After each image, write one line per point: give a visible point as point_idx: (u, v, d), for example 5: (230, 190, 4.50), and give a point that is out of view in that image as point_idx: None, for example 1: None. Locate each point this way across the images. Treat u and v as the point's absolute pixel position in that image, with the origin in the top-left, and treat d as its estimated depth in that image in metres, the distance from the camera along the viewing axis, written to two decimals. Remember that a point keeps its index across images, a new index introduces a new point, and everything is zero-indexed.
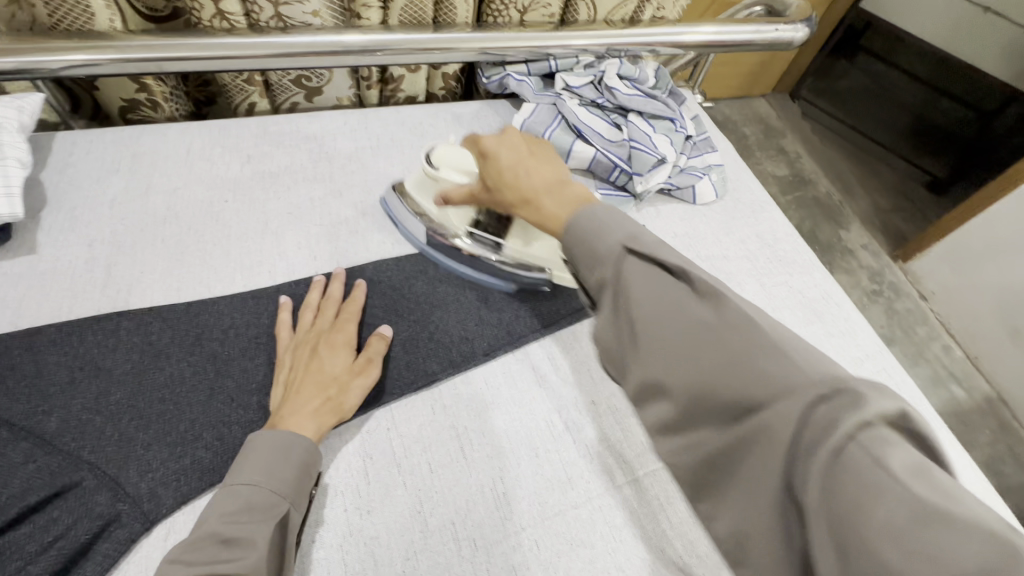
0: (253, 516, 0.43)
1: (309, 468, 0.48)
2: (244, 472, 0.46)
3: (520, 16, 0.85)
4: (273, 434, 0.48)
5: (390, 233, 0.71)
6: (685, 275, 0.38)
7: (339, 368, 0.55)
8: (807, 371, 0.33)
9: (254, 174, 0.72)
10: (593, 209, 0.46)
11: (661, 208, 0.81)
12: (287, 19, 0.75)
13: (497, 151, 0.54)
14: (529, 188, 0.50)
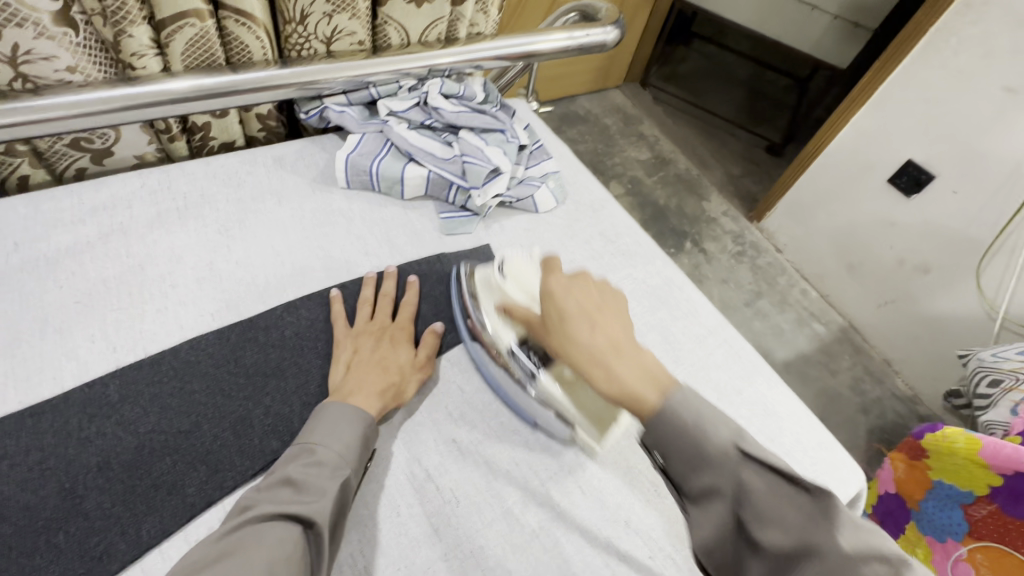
0: (320, 473, 0.48)
1: (368, 439, 0.53)
2: (315, 433, 0.51)
3: (327, 48, 0.80)
4: (350, 407, 0.53)
5: (208, 302, 0.63)
6: (680, 398, 0.42)
7: (401, 359, 0.61)
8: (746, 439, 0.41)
9: (25, 262, 0.61)
10: (608, 313, 0.51)
11: (505, 223, 0.80)
12: (36, 80, 0.64)
13: (572, 327, 0.49)
14: (587, 332, 0.49)
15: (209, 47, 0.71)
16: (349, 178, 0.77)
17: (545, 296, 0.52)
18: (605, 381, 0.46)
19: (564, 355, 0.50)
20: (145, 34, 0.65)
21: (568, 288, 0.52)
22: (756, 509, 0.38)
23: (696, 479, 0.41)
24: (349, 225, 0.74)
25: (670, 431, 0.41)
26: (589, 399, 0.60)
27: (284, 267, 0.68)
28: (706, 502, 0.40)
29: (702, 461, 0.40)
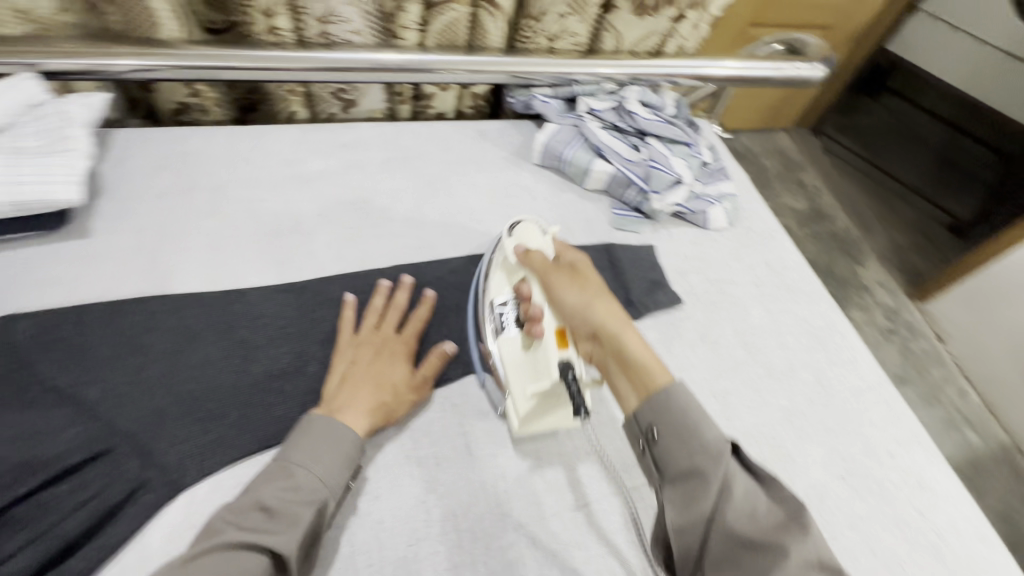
0: (296, 500, 0.46)
1: (348, 460, 0.50)
2: (295, 453, 0.49)
3: (549, 45, 0.88)
4: (342, 427, 0.51)
5: (411, 240, 0.73)
6: (679, 391, 0.48)
7: (396, 379, 0.58)
8: (681, 440, 0.45)
9: (291, 176, 0.76)
10: (592, 274, 0.60)
11: (673, 230, 0.82)
12: (331, 36, 0.80)
13: (559, 293, 0.57)
14: (576, 298, 0.56)
15: (458, 29, 0.82)
16: (543, 159, 0.85)
17: (540, 279, 0.59)
18: (585, 322, 0.55)
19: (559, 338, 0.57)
20: (418, 12, 0.79)
21: (539, 265, 0.60)
22: (672, 399, 0.47)
23: (674, 462, 0.45)
24: (533, 201, 0.82)
25: (674, 406, 0.47)
26: (539, 370, 0.56)
27: (474, 224, 0.77)
28: (670, 435, 0.46)
29: (687, 452, 0.45)
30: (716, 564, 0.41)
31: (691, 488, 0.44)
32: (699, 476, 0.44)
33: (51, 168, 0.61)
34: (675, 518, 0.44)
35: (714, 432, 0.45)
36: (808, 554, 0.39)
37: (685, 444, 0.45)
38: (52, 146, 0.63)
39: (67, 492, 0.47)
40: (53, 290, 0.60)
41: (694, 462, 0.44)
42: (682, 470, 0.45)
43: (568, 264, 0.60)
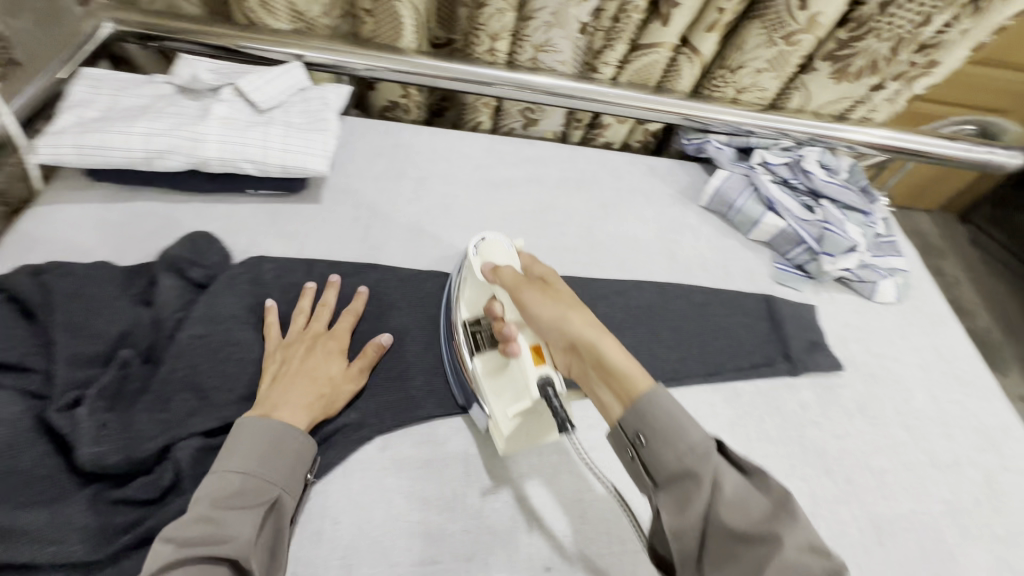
0: (243, 503, 0.46)
1: (299, 455, 0.50)
2: (232, 460, 0.47)
3: (734, 95, 0.90)
4: (276, 423, 0.50)
5: (580, 255, 0.78)
6: (662, 397, 0.45)
7: (330, 372, 0.57)
8: (672, 443, 0.44)
9: (481, 180, 0.85)
10: (566, 287, 0.55)
11: (835, 295, 0.81)
12: (539, 63, 0.88)
13: (535, 308, 0.52)
14: (550, 310, 0.51)
15: (653, 71, 0.87)
16: (710, 203, 0.87)
17: (514, 295, 0.54)
18: (557, 336, 0.51)
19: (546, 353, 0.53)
20: (622, 51, 0.84)
21: (508, 277, 0.56)
22: (654, 409, 0.45)
23: (664, 466, 0.44)
24: (696, 241, 0.84)
25: (662, 412, 0.45)
26: (513, 387, 0.54)
27: (639, 252, 0.81)
28: (658, 440, 0.44)
29: (685, 462, 0.43)
30: (714, 562, 0.41)
31: (684, 490, 0.43)
32: (691, 475, 0.43)
33: (312, 142, 0.72)
34: (669, 520, 0.43)
35: (698, 432, 0.44)
36: (798, 539, 0.39)
37: (682, 451, 0.44)
38: (314, 125, 0.74)
39: None
40: (290, 242, 0.71)
41: (683, 464, 0.43)
42: (679, 482, 0.43)
43: (545, 277, 0.57)
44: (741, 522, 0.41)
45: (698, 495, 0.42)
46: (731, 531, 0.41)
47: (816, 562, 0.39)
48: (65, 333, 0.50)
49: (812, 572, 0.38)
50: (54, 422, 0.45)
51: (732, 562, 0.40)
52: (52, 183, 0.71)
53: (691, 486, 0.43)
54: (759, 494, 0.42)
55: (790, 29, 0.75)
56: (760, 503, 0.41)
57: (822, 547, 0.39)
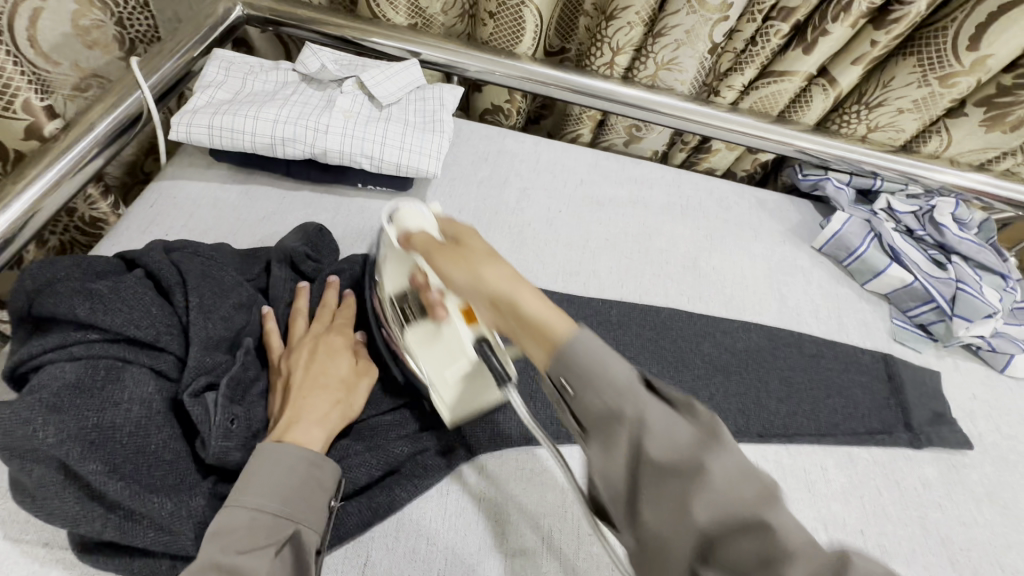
0: (256, 544, 0.40)
1: (318, 483, 0.44)
2: (243, 496, 0.41)
3: (864, 133, 0.84)
4: (293, 445, 0.44)
5: (684, 287, 0.74)
6: (572, 344, 0.36)
7: (339, 374, 0.51)
8: (597, 384, 0.34)
9: (584, 196, 0.82)
10: (465, 235, 0.48)
11: (962, 363, 0.74)
12: (657, 81, 0.85)
13: (482, 250, 0.45)
14: (462, 270, 0.44)
15: (779, 100, 0.82)
16: (826, 246, 0.81)
17: (428, 263, 0.47)
18: (506, 314, 0.41)
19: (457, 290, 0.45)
20: (750, 76, 0.80)
21: (455, 232, 0.49)
22: (585, 358, 0.35)
23: (587, 411, 0.35)
24: (807, 285, 0.79)
25: (578, 353, 0.35)
26: (448, 353, 0.48)
27: (745, 290, 0.76)
28: (586, 393, 0.35)
29: (608, 409, 0.34)
30: (658, 528, 0.32)
31: (610, 433, 0.34)
32: (614, 422, 0.34)
33: (426, 143, 0.70)
34: (649, 513, 0.32)
35: (622, 366, 0.35)
36: (728, 469, 0.30)
37: (607, 393, 0.34)
38: (430, 125, 0.73)
39: (392, 424, 0.55)
40: None
41: (604, 403, 0.34)
42: (584, 401, 0.35)
43: (462, 241, 0.48)
44: (679, 469, 0.31)
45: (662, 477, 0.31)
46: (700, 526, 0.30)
47: (749, 487, 0.30)
48: (200, 314, 0.49)
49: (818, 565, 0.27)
50: (191, 407, 0.44)
51: (661, 518, 0.32)
52: (176, 158, 0.73)
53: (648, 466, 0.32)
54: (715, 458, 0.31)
55: (950, 70, 0.69)
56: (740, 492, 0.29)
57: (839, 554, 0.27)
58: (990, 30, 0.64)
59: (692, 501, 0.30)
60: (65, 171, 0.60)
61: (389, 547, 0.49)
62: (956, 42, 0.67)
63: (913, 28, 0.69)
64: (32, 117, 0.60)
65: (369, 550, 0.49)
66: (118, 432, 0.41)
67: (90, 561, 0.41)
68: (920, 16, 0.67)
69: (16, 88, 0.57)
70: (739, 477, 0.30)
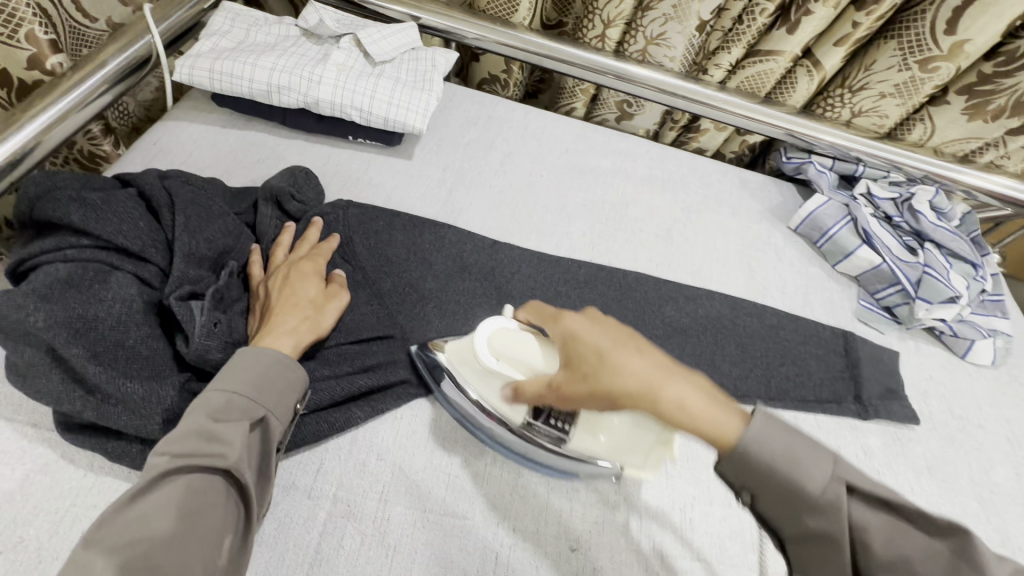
0: (232, 419, 0.44)
1: (289, 381, 0.48)
2: (223, 380, 0.45)
3: (849, 117, 0.85)
4: (260, 348, 0.48)
5: (655, 256, 0.77)
6: (752, 431, 0.38)
7: (308, 295, 0.56)
8: (780, 440, 0.38)
9: (568, 164, 0.85)
10: (580, 331, 0.43)
11: (923, 346, 0.75)
12: (648, 56, 0.86)
13: (634, 368, 0.39)
14: (582, 351, 0.42)
15: (766, 80, 0.83)
16: (801, 226, 0.83)
17: (548, 393, 0.46)
18: (619, 403, 0.40)
19: (603, 405, 0.41)
20: (737, 54, 0.81)
21: (597, 324, 0.43)
22: (751, 447, 0.37)
23: (802, 522, 0.38)
24: (778, 262, 0.80)
25: (768, 462, 0.37)
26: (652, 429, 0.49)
27: (716, 262, 0.78)
28: (762, 481, 0.38)
29: (811, 505, 0.37)
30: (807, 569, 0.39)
31: (807, 531, 0.38)
32: (817, 508, 0.37)
33: (415, 101, 0.74)
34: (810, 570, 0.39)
35: (773, 444, 0.38)
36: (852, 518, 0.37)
37: (774, 446, 0.38)
38: (420, 84, 0.76)
39: (359, 352, 0.59)
40: (377, 191, 0.74)
41: (801, 508, 0.38)
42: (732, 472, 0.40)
43: (563, 326, 0.45)
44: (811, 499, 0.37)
45: (804, 514, 0.38)
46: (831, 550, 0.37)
47: (876, 526, 0.36)
48: (185, 232, 0.53)
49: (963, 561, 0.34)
50: (176, 308, 0.48)
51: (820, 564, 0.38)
52: (181, 103, 0.78)
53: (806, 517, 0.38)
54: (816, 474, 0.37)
55: (930, 54, 0.70)
56: (833, 525, 0.37)
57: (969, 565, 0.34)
58: (967, 13, 0.65)
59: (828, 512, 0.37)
60: (74, 103, 0.65)
61: (340, 458, 0.53)
62: (934, 25, 0.68)
63: (894, 10, 0.70)
64: (35, 48, 0.65)
65: (323, 459, 0.53)
66: (101, 323, 0.46)
67: (70, 438, 0.47)
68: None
69: (22, 18, 0.62)
70: (879, 535, 0.36)
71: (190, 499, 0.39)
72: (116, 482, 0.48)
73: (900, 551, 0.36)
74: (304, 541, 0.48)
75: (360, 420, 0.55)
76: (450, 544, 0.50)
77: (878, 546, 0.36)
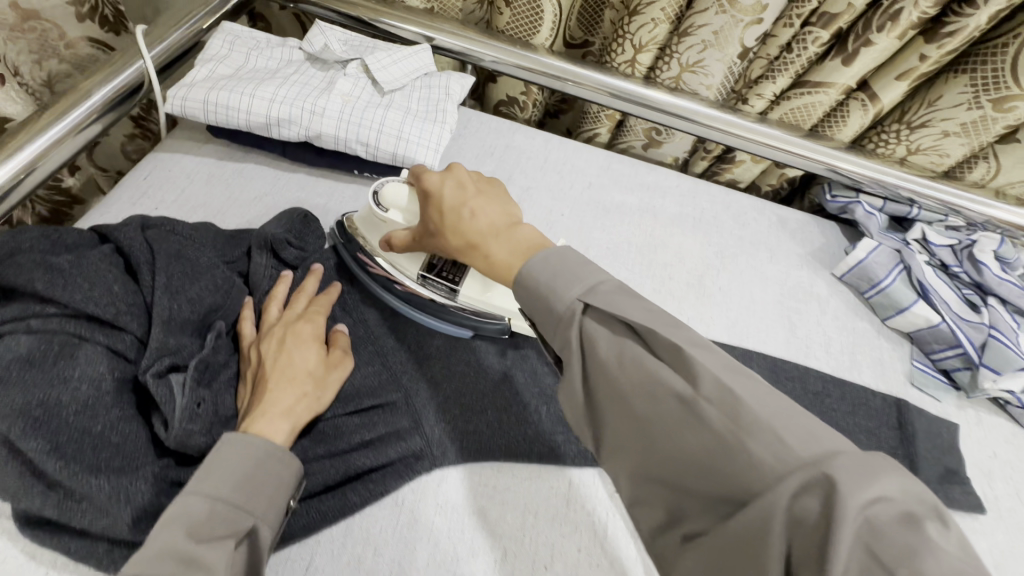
0: (213, 535, 0.38)
1: (282, 479, 0.43)
2: (206, 483, 0.40)
3: (904, 154, 0.77)
4: (251, 436, 0.43)
5: (686, 306, 0.70)
6: (548, 260, 0.41)
7: (307, 367, 0.50)
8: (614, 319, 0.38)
9: (590, 200, 0.78)
10: (490, 197, 0.51)
11: (986, 417, 0.67)
12: (680, 83, 0.79)
13: (441, 189, 0.52)
14: (450, 198, 0.51)
15: (813, 113, 0.75)
16: (847, 275, 0.75)
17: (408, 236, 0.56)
18: (478, 253, 0.48)
19: (451, 248, 0.51)
20: (782, 85, 0.74)
21: (447, 180, 0.53)
22: (545, 280, 0.41)
23: (557, 342, 0.40)
24: (821, 316, 0.73)
25: (533, 287, 0.41)
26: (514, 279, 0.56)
27: (753, 315, 0.71)
28: (547, 319, 0.40)
29: (557, 319, 0.40)
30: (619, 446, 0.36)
31: (649, 409, 0.34)
32: (565, 325, 0.39)
33: (427, 134, 0.68)
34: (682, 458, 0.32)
35: (569, 295, 0.39)
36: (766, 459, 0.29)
37: (623, 310, 0.38)
38: (433, 115, 0.70)
39: (357, 426, 0.53)
40: None
41: (576, 341, 0.38)
42: (640, 444, 0.34)
43: (426, 183, 0.54)
44: (697, 437, 0.33)
45: (671, 404, 0.34)
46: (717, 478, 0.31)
47: (814, 502, 0.27)
48: (166, 294, 0.48)
49: (871, 516, 0.26)
50: (153, 388, 0.43)
51: (626, 435, 0.35)
52: (175, 133, 0.72)
53: (633, 393, 0.35)
54: (727, 400, 0.32)
55: (1008, 93, 0.62)
56: (756, 451, 0.30)
57: (891, 517, 0.26)
58: None
59: (769, 509, 0.28)
60: (57, 140, 0.60)
61: (330, 554, 0.47)
62: (1017, 61, 0.60)
63: (969, 43, 0.62)
64: None
65: (312, 553, 0.47)
66: (64, 409, 0.40)
67: (29, 536, 0.41)
68: (980, 29, 0.60)
69: None
70: (785, 482, 0.28)
71: None
72: None
73: (792, 507, 0.27)
74: None
75: (357, 509, 0.49)
76: None
77: (822, 523, 0.26)
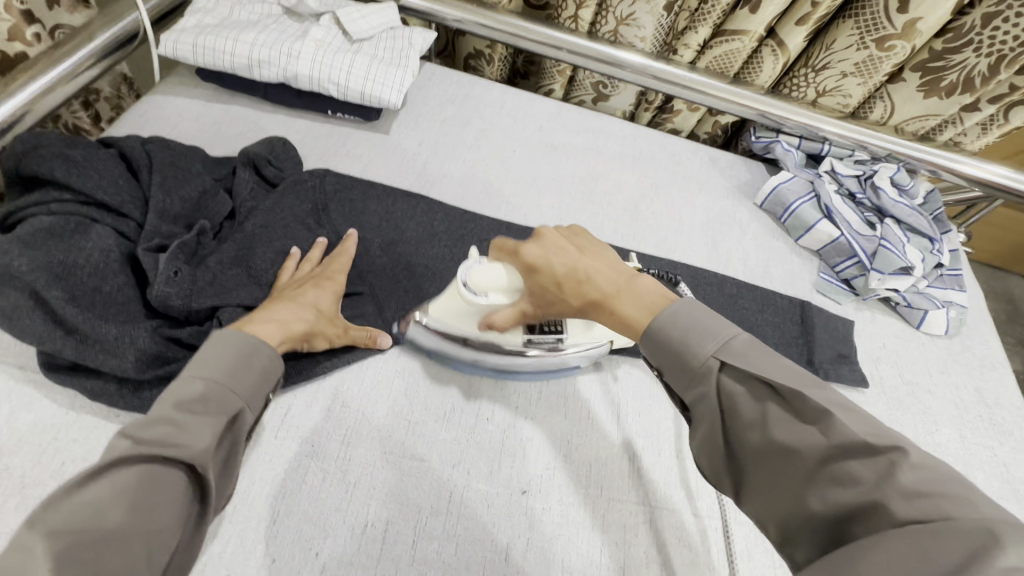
0: (206, 410, 0.43)
1: (269, 371, 0.49)
2: (204, 366, 0.45)
3: (814, 97, 0.88)
4: (244, 335, 0.48)
5: (622, 227, 0.80)
6: (673, 310, 0.44)
7: (321, 304, 0.57)
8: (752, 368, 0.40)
9: (540, 140, 0.88)
10: (591, 255, 0.52)
11: (878, 317, 0.78)
12: (619, 37, 0.89)
13: (545, 258, 0.51)
14: (536, 254, 0.51)
15: (733, 60, 0.86)
16: (765, 202, 0.86)
17: (516, 316, 0.55)
18: (610, 317, 0.48)
19: (574, 310, 0.51)
20: (705, 35, 0.84)
21: (547, 246, 0.52)
22: (667, 318, 0.44)
23: (688, 393, 0.43)
24: (741, 236, 0.83)
25: (665, 340, 0.44)
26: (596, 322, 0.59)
27: (680, 235, 0.81)
28: (671, 364, 0.44)
29: (691, 373, 0.42)
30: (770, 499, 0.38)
31: (782, 463, 0.37)
32: (699, 376, 0.42)
33: (391, 76, 0.77)
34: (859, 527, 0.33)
35: (702, 348, 0.42)
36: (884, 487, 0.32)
37: (756, 365, 0.40)
38: (397, 60, 0.79)
39: None
40: (354, 163, 0.78)
41: (663, 360, 0.44)
42: (775, 488, 0.37)
43: (524, 253, 0.52)
44: (786, 459, 0.37)
45: (763, 427, 0.38)
46: (855, 518, 0.33)
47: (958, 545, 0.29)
48: (159, 191, 0.57)
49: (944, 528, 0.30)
50: (142, 258, 0.52)
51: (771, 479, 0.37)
52: (167, 79, 0.81)
53: (788, 456, 0.37)
54: (832, 428, 0.36)
55: (885, 32, 0.73)
56: (900, 512, 0.32)
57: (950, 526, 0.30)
58: None
59: (820, 476, 0.35)
60: (62, 76, 0.69)
61: (305, 405, 0.56)
62: (889, 4, 0.70)
63: None
64: (14, 18, 0.68)
65: (290, 404, 0.56)
66: (79, 270, 0.50)
67: (53, 378, 0.50)
68: None
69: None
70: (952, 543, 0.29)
71: (144, 490, 0.37)
72: (94, 420, 0.51)
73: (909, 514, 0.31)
74: (271, 477, 0.52)
75: (327, 371, 0.58)
76: (407, 483, 0.53)
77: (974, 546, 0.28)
